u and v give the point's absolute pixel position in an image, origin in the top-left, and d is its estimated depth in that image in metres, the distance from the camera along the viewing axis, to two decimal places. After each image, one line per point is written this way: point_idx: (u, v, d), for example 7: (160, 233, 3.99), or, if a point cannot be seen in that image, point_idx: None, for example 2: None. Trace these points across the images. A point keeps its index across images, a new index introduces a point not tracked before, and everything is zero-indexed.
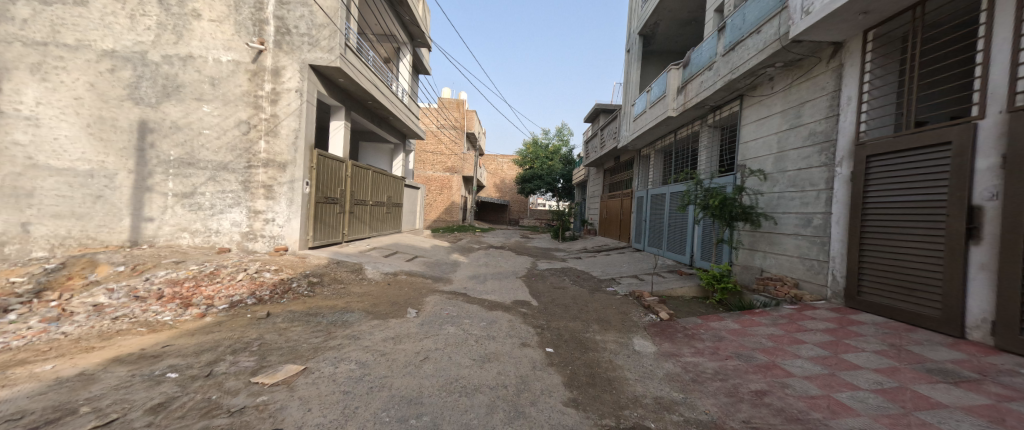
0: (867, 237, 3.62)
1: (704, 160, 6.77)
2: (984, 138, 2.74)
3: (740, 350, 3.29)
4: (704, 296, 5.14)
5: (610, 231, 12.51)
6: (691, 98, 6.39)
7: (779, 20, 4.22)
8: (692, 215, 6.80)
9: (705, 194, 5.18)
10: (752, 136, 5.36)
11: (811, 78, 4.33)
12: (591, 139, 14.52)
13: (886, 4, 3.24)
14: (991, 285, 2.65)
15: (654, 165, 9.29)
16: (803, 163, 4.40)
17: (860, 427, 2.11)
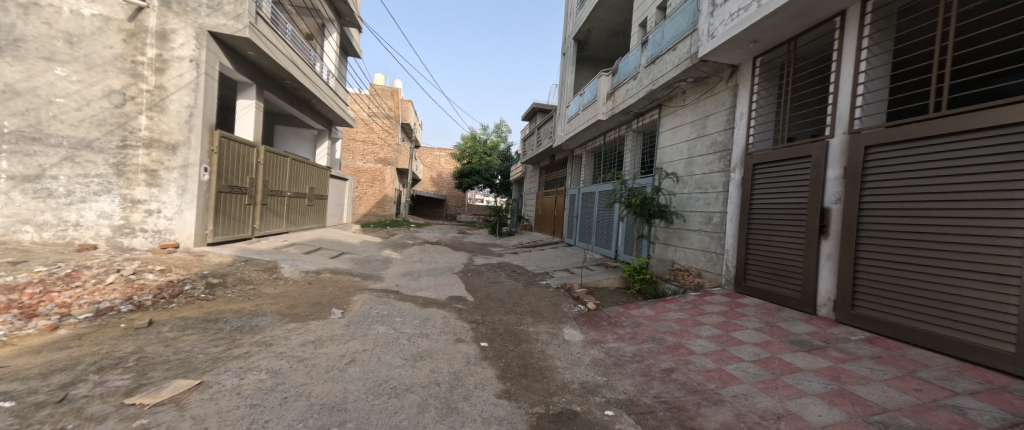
0: (751, 233, 4.29)
1: (629, 162, 7.37)
2: (833, 154, 3.43)
3: (654, 333, 3.66)
4: (625, 287, 5.62)
5: (545, 227, 12.98)
6: (618, 104, 6.88)
7: (691, 40, 4.74)
8: (617, 212, 7.37)
9: (628, 193, 5.65)
10: (668, 142, 5.98)
11: (714, 94, 4.96)
12: (527, 137, 14.91)
13: (770, 36, 3.84)
14: (835, 270, 3.35)
15: (585, 165, 9.85)
16: (706, 169, 5.04)
17: (743, 393, 2.56)
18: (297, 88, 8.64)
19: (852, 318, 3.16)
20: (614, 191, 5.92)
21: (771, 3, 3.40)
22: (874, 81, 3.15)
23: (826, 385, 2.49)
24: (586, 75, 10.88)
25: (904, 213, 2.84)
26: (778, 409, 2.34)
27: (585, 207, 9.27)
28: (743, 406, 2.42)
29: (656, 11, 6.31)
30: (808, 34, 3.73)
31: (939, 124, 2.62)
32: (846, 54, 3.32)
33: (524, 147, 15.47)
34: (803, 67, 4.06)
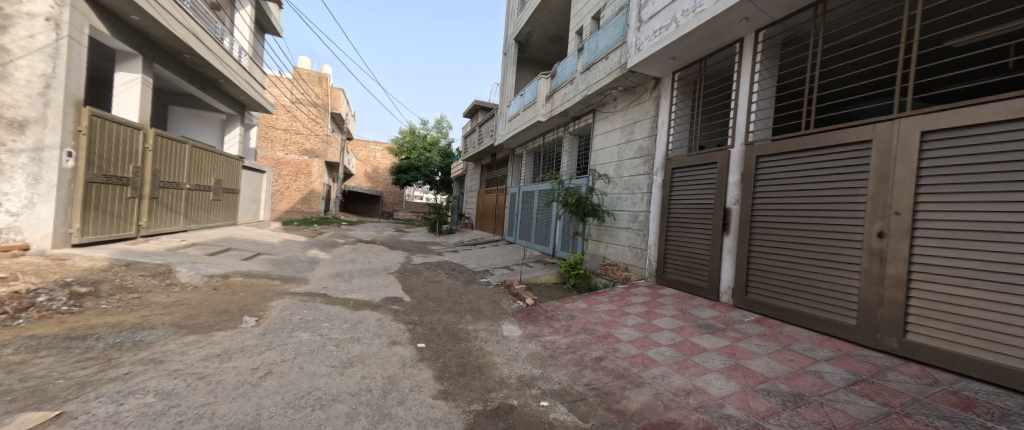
0: (669, 230, 4.77)
1: (566, 162, 7.73)
2: (733, 161, 3.98)
3: (587, 325, 3.88)
4: (561, 282, 5.87)
5: (486, 225, 13.04)
6: (556, 106, 7.15)
7: (621, 52, 5.10)
8: (555, 211, 7.70)
9: (566, 193, 5.91)
10: (600, 146, 6.40)
11: (640, 103, 5.42)
12: (469, 134, 14.81)
13: (686, 54, 4.30)
14: (734, 262, 3.90)
15: (525, 164, 10.10)
16: (633, 172, 5.50)
17: (661, 374, 2.83)
18: (199, 65, 7.54)
19: (747, 302, 3.71)
20: (552, 190, 6.15)
21: (686, 25, 3.82)
22: (763, 101, 3.74)
23: (725, 362, 2.89)
24: (527, 77, 11.14)
25: (784, 213, 3.43)
26: (689, 385, 2.65)
27: (525, 205, 9.52)
28: (660, 386, 2.68)
29: (591, 21, 6.71)
30: (714, 56, 4.27)
31: (810, 140, 3.22)
32: (742, 76, 3.87)
33: (465, 144, 15.34)
34: (710, 84, 4.64)
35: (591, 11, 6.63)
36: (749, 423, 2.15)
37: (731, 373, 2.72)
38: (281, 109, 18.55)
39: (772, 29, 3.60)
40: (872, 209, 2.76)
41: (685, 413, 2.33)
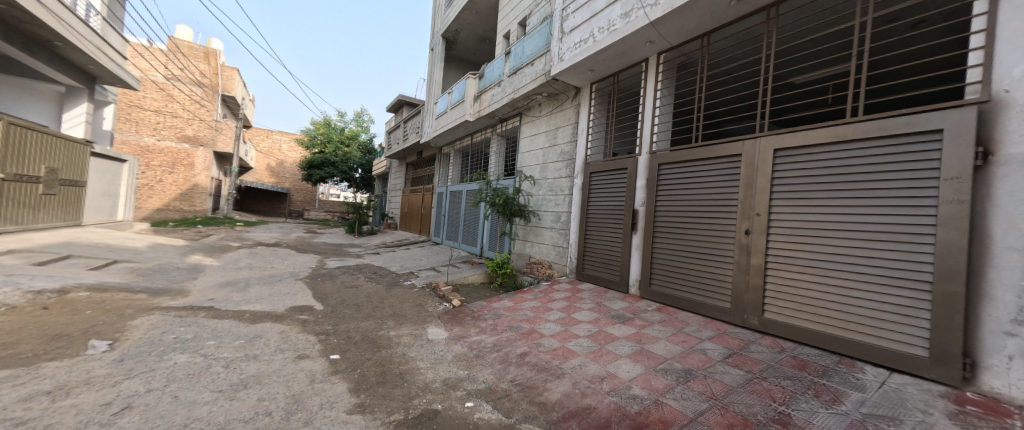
0: (588, 229, 5.13)
1: (493, 163, 7.84)
2: (640, 167, 4.45)
3: (512, 323, 3.97)
4: (488, 281, 5.91)
5: (411, 225, 12.51)
6: (484, 108, 7.21)
7: (545, 60, 5.35)
8: (483, 211, 7.75)
9: (493, 193, 5.98)
10: (526, 148, 6.63)
11: (563, 110, 5.75)
12: (393, 130, 14.08)
13: (602, 68, 4.69)
14: (640, 257, 4.36)
15: (452, 164, 9.97)
16: (556, 175, 5.81)
17: (579, 364, 3.03)
18: (22, 19, 5.86)
19: (650, 293, 4.18)
20: (480, 190, 6.15)
21: (602, 42, 4.18)
22: (664, 116, 4.27)
23: (633, 347, 3.22)
24: (455, 75, 11.02)
25: (679, 214, 3.96)
26: (603, 372, 2.88)
27: (452, 205, 9.40)
28: (578, 375, 2.86)
29: (517, 26, 6.92)
30: (625, 72, 4.73)
31: (698, 152, 3.78)
32: (647, 92, 4.33)
33: (389, 140, 14.53)
34: (621, 97, 5.14)
35: (518, 17, 6.86)
36: (651, 401, 2.43)
37: (638, 357, 3.03)
38: (149, 84, 15.21)
39: (671, 53, 4.13)
40: (743, 211, 3.38)
41: (599, 397, 2.53)
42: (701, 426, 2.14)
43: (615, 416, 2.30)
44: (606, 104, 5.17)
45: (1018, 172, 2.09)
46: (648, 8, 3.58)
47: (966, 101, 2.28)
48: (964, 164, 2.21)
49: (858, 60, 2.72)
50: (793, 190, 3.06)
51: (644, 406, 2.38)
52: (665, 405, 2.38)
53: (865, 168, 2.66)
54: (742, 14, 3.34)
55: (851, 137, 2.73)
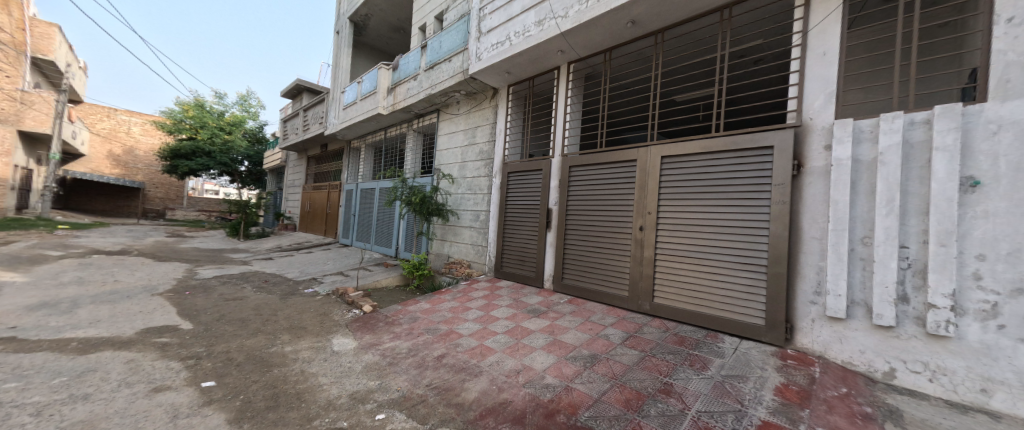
0: (506, 227, 5.26)
1: (410, 160, 7.50)
2: (553, 169, 4.71)
3: (429, 325, 3.84)
4: (405, 284, 5.68)
5: (316, 226, 11.21)
6: (399, 101, 6.84)
7: (463, 57, 5.32)
8: (398, 210, 7.37)
9: (409, 191, 5.71)
10: (444, 146, 6.50)
11: (481, 109, 5.79)
12: (288, 118, 12.40)
13: (518, 71, 4.85)
14: (553, 253, 4.63)
15: (363, 159, 9.27)
16: (475, 173, 5.82)
17: (496, 360, 3.07)
18: None
19: (562, 286, 4.47)
20: (394, 188, 5.82)
21: (517, 46, 4.31)
22: (574, 122, 4.61)
23: (546, 339, 3.40)
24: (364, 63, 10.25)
25: (586, 212, 4.31)
26: (518, 365, 2.96)
27: (364, 204, 8.72)
28: (496, 371, 2.90)
29: (433, 20, 6.75)
30: (540, 77, 4.97)
31: (602, 156, 4.17)
32: (559, 99, 4.62)
33: (284, 129, 12.75)
34: (536, 101, 5.38)
35: (434, 11, 6.69)
36: (562, 388, 2.58)
37: (551, 348, 3.21)
38: None
39: (578, 64, 4.48)
40: (637, 210, 3.82)
41: (515, 391, 2.60)
42: (604, 405, 2.36)
43: (530, 406, 2.39)
44: (522, 107, 5.37)
45: (816, 182, 2.82)
46: (559, 19, 3.82)
47: (786, 125, 2.97)
48: (785, 175, 2.91)
49: (717, 86, 3.31)
50: (674, 191, 3.57)
51: (556, 394, 2.52)
52: (574, 390, 2.56)
53: (725, 174, 3.25)
54: (636, 36, 3.81)
55: (714, 148, 3.31)
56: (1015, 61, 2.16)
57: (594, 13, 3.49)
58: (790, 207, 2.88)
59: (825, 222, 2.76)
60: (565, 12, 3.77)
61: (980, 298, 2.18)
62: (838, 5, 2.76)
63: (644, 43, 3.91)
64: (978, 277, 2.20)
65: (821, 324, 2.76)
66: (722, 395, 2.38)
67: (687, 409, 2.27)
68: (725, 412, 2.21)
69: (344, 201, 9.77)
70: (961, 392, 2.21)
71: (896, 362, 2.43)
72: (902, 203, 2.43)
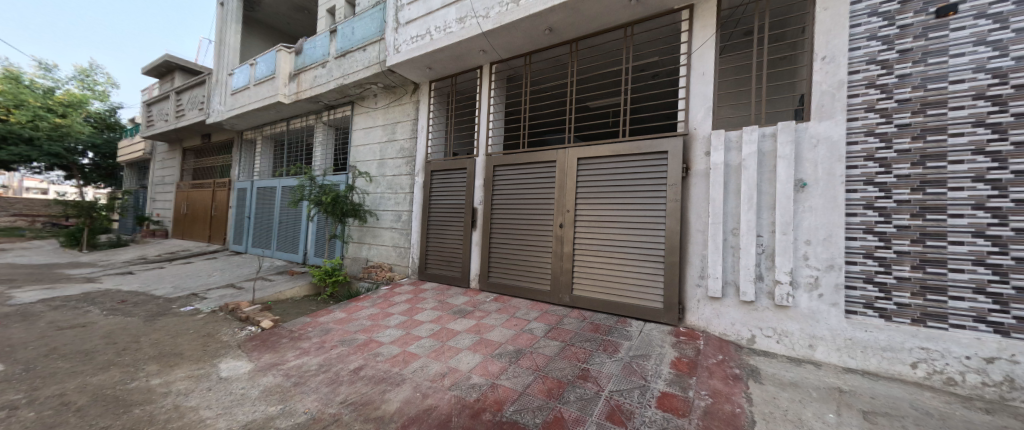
0: (430, 228, 5.10)
1: (319, 155, 6.81)
2: (477, 168, 4.72)
3: (344, 336, 3.52)
4: (318, 293, 5.27)
5: (200, 233, 9.43)
6: (304, 90, 6.15)
7: (379, 48, 5.01)
8: (305, 211, 6.65)
9: (319, 190, 5.15)
10: (361, 142, 6.05)
11: (401, 105, 5.53)
12: (153, 101, 10.19)
13: (440, 68, 4.74)
14: (479, 253, 4.65)
15: (260, 152, 8.14)
16: (396, 171, 5.54)
17: (420, 366, 2.94)
18: None
19: (487, 285, 4.51)
20: (300, 187, 5.21)
21: (438, 41, 4.20)
22: (497, 122, 4.67)
23: (472, 338, 3.38)
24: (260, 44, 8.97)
25: (509, 211, 4.41)
26: (444, 369, 2.88)
27: (264, 205, 7.64)
28: (419, 378, 2.77)
29: (344, 4, 6.22)
30: (462, 75, 4.93)
31: (524, 157, 4.30)
32: (482, 98, 4.65)
33: (148, 114, 10.44)
34: (459, 99, 5.33)
35: None
36: (487, 386, 2.58)
37: (477, 347, 3.20)
38: None
39: (500, 66, 4.57)
40: (557, 208, 4.04)
41: (440, 395, 2.52)
42: (528, 397, 2.43)
43: (455, 409, 2.34)
44: (445, 104, 5.26)
45: (699, 183, 3.31)
46: (480, 19, 3.83)
47: (676, 133, 3.41)
48: (676, 176, 3.34)
49: (622, 96, 3.67)
50: (587, 191, 3.85)
51: (482, 393, 2.51)
52: (500, 386, 2.58)
53: (628, 175, 3.62)
54: (554, 43, 4.02)
55: (621, 152, 3.65)
56: (826, 91, 2.81)
57: (514, 16, 3.57)
58: (681, 204, 3.32)
59: (705, 217, 3.25)
60: (486, 12, 3.79)
61: (807, 273, 2.80)
62: (712, 34, 3.25)
63: (561, 50, 4.14)
64: (806, 257, 2.81)
65: (705, 303, 3.24)
66: (630, 374, 2.64)
67: (601, 391, 2.45)
68: (632, 389, 2.46)
69: (238, 202, 8.42)
70: (797, 348, 2.83)
71: (756, 329, 3.00)
72: (758, 200, 2.99)
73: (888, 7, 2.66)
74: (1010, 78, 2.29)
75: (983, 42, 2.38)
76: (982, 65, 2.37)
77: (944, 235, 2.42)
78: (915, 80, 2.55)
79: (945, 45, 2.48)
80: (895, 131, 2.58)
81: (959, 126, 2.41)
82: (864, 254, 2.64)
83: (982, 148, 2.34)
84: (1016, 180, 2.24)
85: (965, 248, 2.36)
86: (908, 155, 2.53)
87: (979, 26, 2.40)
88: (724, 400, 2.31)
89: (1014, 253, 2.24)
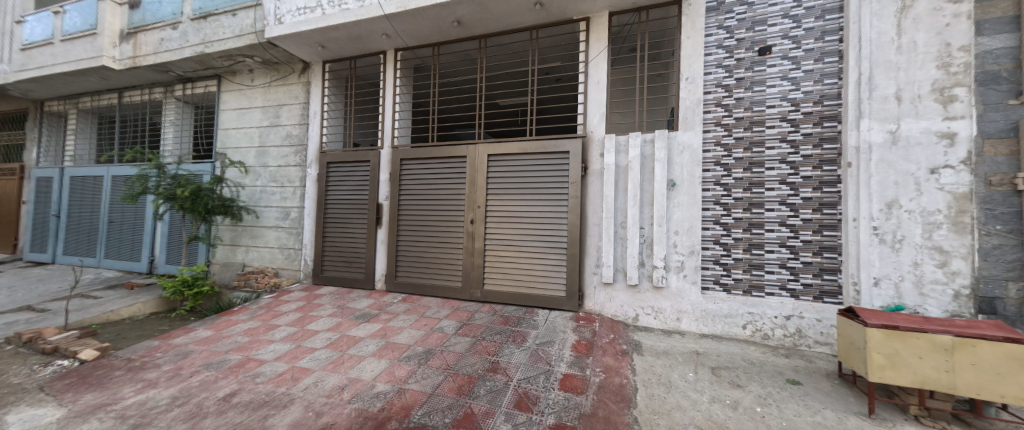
0: (328, 226, 4.59)
1: (172, 138, 5.53)
2: (383, 161, 4.40)
3: (210, 359, 2.91)
4: (171, 308, 4.45)
5: None
6: (145, 54, 4.88)
7: (254, 14, 4.25)
8: (151, 208, 5.32)
9: (171, 183, 4.18)
10: (235, 125, 5.10)
11: (287, 85, 4.84)
12: None
13: (335, 47, 4.26)
14: (385, 252, 4.35)
15: (76, 131, 6.21)
16: (281, 162, 4.83)
17: (314, 382, 2.59)
18: None
19: (395, 285, 4.26)
20: (141, 177, 4.14)
21: (333, 17, 3.75)
22: (404, 113, 4.43)
23: (376, 343, 3.15)
24: None
25: (418, 207, 4.23)
26: (343, 381, 2.59)
27: (86, 200, 5.88)
28: (312, 394, 2.44)
29: None
30: (363, 59, 4.54)
31: (433, 151, 4.16)
32: (387, 86, 4.36)
33: None
34: (360, 85, 4.90)
35: None
36: (393, 393, 2.42)
37: (382, 352, 2.98)
38: None
39: (406, 53, 4.35)
40: (467, 204, 4.02)
41: (338, 410, 2.25)
42: (437, 398, 2.35)
43: (356, 423, 2.12)
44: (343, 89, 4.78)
45: (595, 181, 3.65)
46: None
47: (576, 135, 3.70)
48: (576, 174, 3.62)
49: (528, 96, 3.83)
50: (496, 186, 3.93)
51: (387, 400, 2.34)
52: (407, 391, 2.44)
53: (533, 172, 3.80)
54: (462, 37, 4.00)
55: (527, 150, 3.81)
56: (689, 106, 3.37)
57: (419, 2, 3.40)
58: (580, 200, 3.62)
59: (600, 211, 3.61)
60: None
61: (676, 258, 3.34)
62: (604, 47, 3.62)
63: (470, 45, 4.13)
64: (675, 245, 3.35)
65: (600, 289, 3.60)
66: (536, 361, 2.78)
67: (510, 381, 2.53)
68: (538, 375, 2.59)
69: (42, 195, 6.28)
70: (668, 322, 3.36)
71: (639, 309, 3.46)
72: (640, 196, 3.43)
73: (729, 42, 3.30)
74: (800, 107, 3.08)
75: (786, 77, 3.13)
76: (785, 95, 3.12)
77: (762, 224, 3.13)
78: (746, 103, 3.22)
79: (764, 77, 3.19)
80: (734, 142, 3.23)
81: (772, 141, 3.13)
82: (713, 240, 3.27)
83: (785, 158, 3.09)
84: (804, 183, 3.03)
85: (775, 234, 3.10)
86: (742, 161, 3.20)
87: (782, 66, 3.14)
88: (614, 373, 2.61)
89: (802, 237, 3.02)
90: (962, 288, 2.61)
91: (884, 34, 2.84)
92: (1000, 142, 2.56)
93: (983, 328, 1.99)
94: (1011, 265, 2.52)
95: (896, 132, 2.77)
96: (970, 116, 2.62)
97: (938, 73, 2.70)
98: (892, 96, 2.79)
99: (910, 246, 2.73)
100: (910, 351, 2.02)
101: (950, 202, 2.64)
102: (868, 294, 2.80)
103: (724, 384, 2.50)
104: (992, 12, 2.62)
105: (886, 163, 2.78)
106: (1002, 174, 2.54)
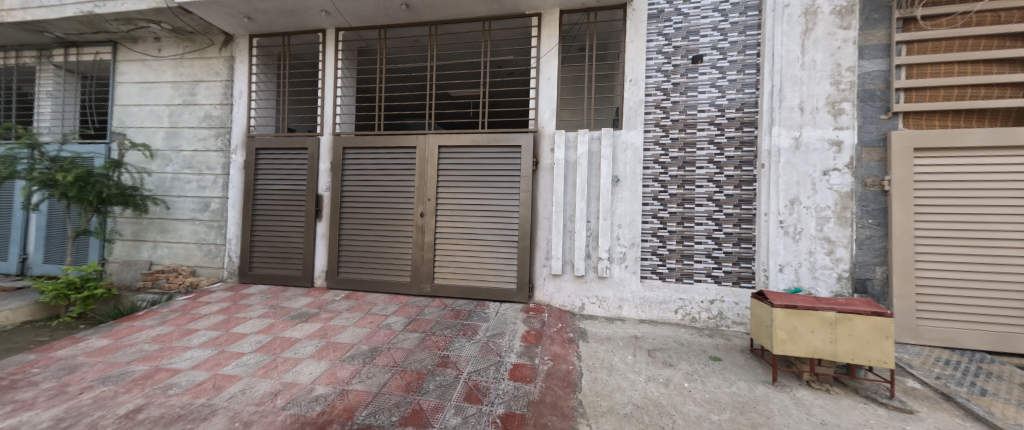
0: (258, 219, 4.17)
1: (50, 113, 4.63)
2: (323, 149, 4.09)
3: (107, 372, 2.51)
4: (52, 315, 3.77)
5: None
6: (8, 8, 3.98)
7: None
8: (20, 196, 4.41)
9: (49, 166, 3.49)
10: (137, 102, 4.40)
11: (204, 59, 4.27)
12: None
13: (265, 20, 3.84)
14: (326, 246, 4.07)
15: None
16: (199, 145, 4.27)
17: (240, 389, 2.35)
18: None
19: (337, 281, 4.02)
20: (7, 158, 3.42)
21: None
22: (347, 98, 4.15)
23: (316, 344, 2.94)
24: None
25: (362, 199, 4.00)
26: (275, 386, 2.38)
27: None
28: (238, 403, 2.21)
29: None
30: (299, 36, 4.15)
31: (380, 140, 3.96)
32: (327, 68, 4.05)
33: None
34: (295, 64, 4.48)
35: None
36: (334, 395, 2.28)
37: (321, 353, 2.79)
38: None
39: (349, 34, 4.06)
40: (417, 197, 3.89)
41: (271, 418, 2.07)
42: (384, 397, 2.27)
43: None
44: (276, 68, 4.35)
45: (545, 175, 3.73)
46: None
47: (527, 130, 3.74)
48: (527, 168, 3.66)
49: (481, 88, 3.79)
50: (446, 179, 3.85)
51: (327, 404, 2.20)
52: (351, 392, 2.32)
53: (484, 165, 3.78)
54: (411, 21, 3.83)
55: (480, 142, 3.78)
56: (632, 107, 3.57)
57: None
58: (531, 194, 3.67)
59: (550, 205, 3.70)
60: None
61: (619, 250, 3.56)
62: (554, 44, 3.69)
63: (420, 30, 3.97)
64: (618, 237, 3.56)
65: (549, 280, 3.71)
66: (486, 353, 2.80)
67: (460, 374, 2.52)
68: (488, 366, 2.62)
69: None
70: (611, 310, 3.58)
71: (585, 299, 3.64)
72: (587, 191, 3.59)
73: (667, 48, 3.54)
74: (725, 112, 3.41)
75: (714, 85, 3.44)
76: (713, 101, 3.44)
77: (693, 218, 3.44)
78: (681, 106, 3.49)
79: (696, 83, 3.47)
80: (670, 142, 3.50)
81: (702, 142, 3.44)
82: (651, 233, 3.52)
83: (712, 159, 3.41)
84: (727, 181, 3.38)
85: (703, 227, 3.42)
86: (676, 161, 3.47)
87: (710, 74, 3.45)
88: (561, 360, 2.72)
89: (725, 229, 3.38)
90: (843, 271, 3.11)
91: (792, 52, 3.24)
92: (873, 150, 3.08)
93: (858, 305, 2.39)
94: (877, 252, 3.06)
95: (799, 139, 3.20)
96: (853, 127, 3.11)
97: (831, 88, 3.15)
98: (797, 106, 3.21)
99: (807, 237, 3.18)
100: (804, 326, 2.38)
101: (836, 200, 3.12)
102: (775, 279, 3.21)
103: (657, 363, 2.74)
104: (870, 40, 3.11)
105: (790, 165, 3.20)
106: (875, 177, 3.06)
